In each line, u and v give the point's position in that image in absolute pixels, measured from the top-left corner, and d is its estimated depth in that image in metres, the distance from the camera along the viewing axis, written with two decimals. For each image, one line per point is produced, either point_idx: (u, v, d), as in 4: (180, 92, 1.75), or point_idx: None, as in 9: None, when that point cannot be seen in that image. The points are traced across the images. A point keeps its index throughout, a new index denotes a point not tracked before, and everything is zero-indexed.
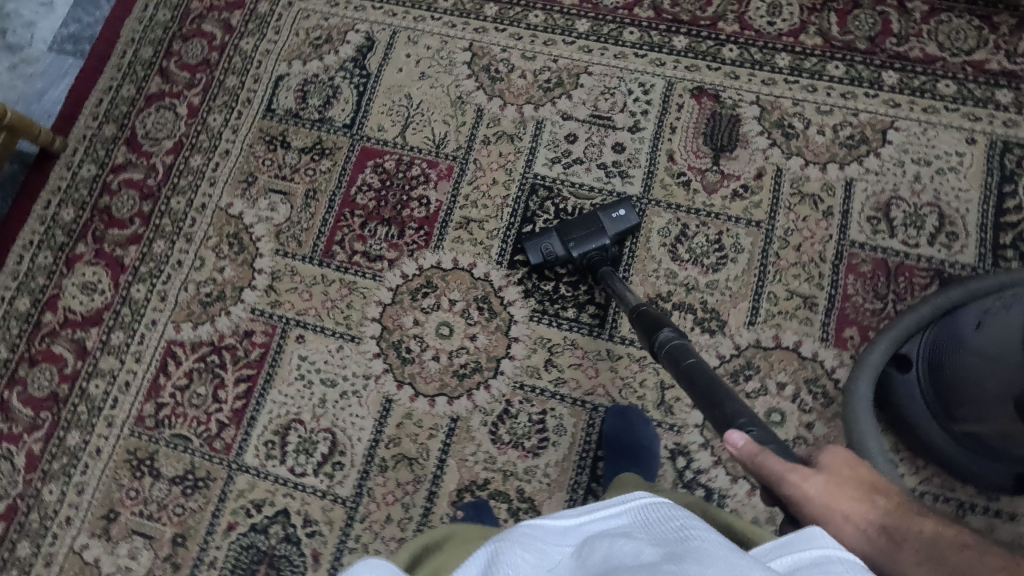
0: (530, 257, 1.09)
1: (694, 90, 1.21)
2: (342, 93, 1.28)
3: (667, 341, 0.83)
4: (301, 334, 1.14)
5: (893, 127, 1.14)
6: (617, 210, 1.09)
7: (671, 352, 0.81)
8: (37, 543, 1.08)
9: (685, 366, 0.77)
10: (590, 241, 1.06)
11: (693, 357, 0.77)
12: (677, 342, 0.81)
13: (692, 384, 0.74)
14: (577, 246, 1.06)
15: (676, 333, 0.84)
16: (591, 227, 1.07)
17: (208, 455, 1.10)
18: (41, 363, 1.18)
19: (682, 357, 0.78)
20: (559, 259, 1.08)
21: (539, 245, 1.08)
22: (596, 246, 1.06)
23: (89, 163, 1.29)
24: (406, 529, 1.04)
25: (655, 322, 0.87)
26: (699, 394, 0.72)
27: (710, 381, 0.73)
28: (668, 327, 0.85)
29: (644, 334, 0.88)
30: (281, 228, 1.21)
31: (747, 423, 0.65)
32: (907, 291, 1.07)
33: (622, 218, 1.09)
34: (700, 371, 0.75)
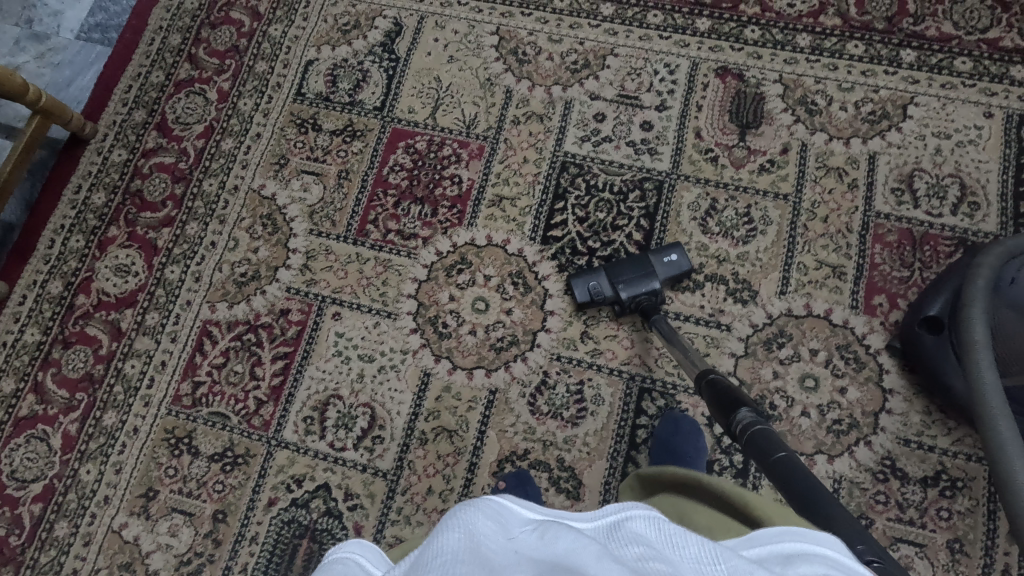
0: (576, 296, 1.08)
1: (719, 69, 1.24)
2: (372, 76, 1.30)
3: (748, 426, 0.72)
4: (338, 311, 1.15)
5: (913, 103, 1.18)
6: (669, 255, 1.08)
7: (754, 442, 0.70)
8: (75, 523, 1.08)
9: (773, 460, 0.66)
10: (639, 285, 1.06)
11: (783, 451, 0.66)
12: (759, 428, 0.71)
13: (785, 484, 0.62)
14: (627, 288, 1.05)
15: (757, 417, 0.74)
16: (640, 270, 1.07)
17: (247, 432, 1.10)
18: (75, 345, 1.18)
19: (769, 449, 0.67)
20: (607, 299, 1.07)
21: (586, 285, 1.08)
22: (644, 291, 1.06)
23: (120, 148, 1.30)
24: (448, 500, 1.05)
25: (732, 401, 0.78)
26: (798, 498, 0.59)
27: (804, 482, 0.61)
28: (747, 408, 0.76)
29: (721, 418, 0.79)
30: (315, 209, 1.22)
31: (865, 549, 0.50)
32: (933, 259, 1.10)
33: (672, 262, 1.08)
34: (793, 470, 0.63)
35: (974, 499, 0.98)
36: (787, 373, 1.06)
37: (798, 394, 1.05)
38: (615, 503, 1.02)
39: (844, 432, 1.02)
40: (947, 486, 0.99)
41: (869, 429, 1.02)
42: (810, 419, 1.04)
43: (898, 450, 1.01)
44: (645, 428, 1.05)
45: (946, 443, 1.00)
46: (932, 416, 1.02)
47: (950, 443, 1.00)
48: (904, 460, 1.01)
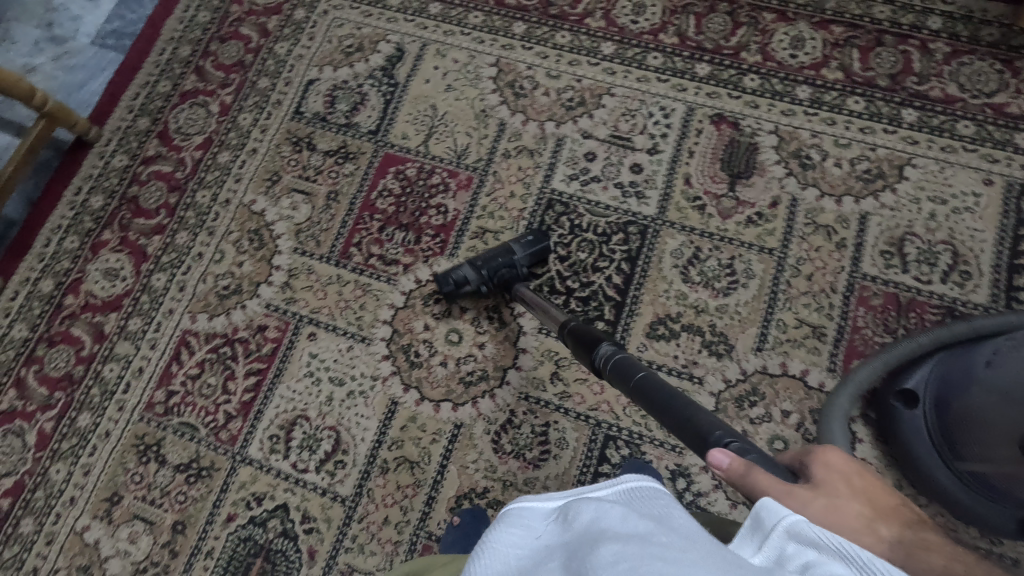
0: (442, 288, 1.08)
1: (714, 116, 1.23)
2: (370, 100, 1.32)
3: (612, 361, 0.83)
4: (314, 332, 1.16)
5: (909, 164, 1.15)
6: (526, 238, 1.13)
7: (620, 373, 0.80)
8: (41, 520, 1.10)
9: (636, 382, 0.76)
10: (498, 259, 1.09)
11: (642, 371, 0.77)
12: (621, 359, 0.82)
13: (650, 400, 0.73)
14: (486, 264, 1.08)
15: (614, 351, 0.86)
16: (498, 249, 1.11)
17: (213, 445, 1.12)
18: (59, 344, 1.21)
19: (632, 373, 0.78)
20: (472, 283, 1.08)
21: (450, 275, 1.09)
22: (504, 263, 1.08)
23: (122, 154, 1.34)
24: (403, 533, 1.04)
25: (594, 340, 0.89)
26: (659, 408, 0.71)
27: (666, 394, 0.71)
28: (607, 343, 0.87)
29: (586, 356, 0.90)
30: (302, 227, 1.24)
31: (722, 433, 0.61)
32: (918, 327, 1.07)
33: (529, 241, 1.12)
34: (652, 385, 0.74)
35: None
36: (757, 432, 1.04)
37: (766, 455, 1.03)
38: None
39: None
40: None
41: None
42: None
43: None
44: (607, 475, 1.04)
45: None
46: (904, 490, 0.99)
47: None
48: None
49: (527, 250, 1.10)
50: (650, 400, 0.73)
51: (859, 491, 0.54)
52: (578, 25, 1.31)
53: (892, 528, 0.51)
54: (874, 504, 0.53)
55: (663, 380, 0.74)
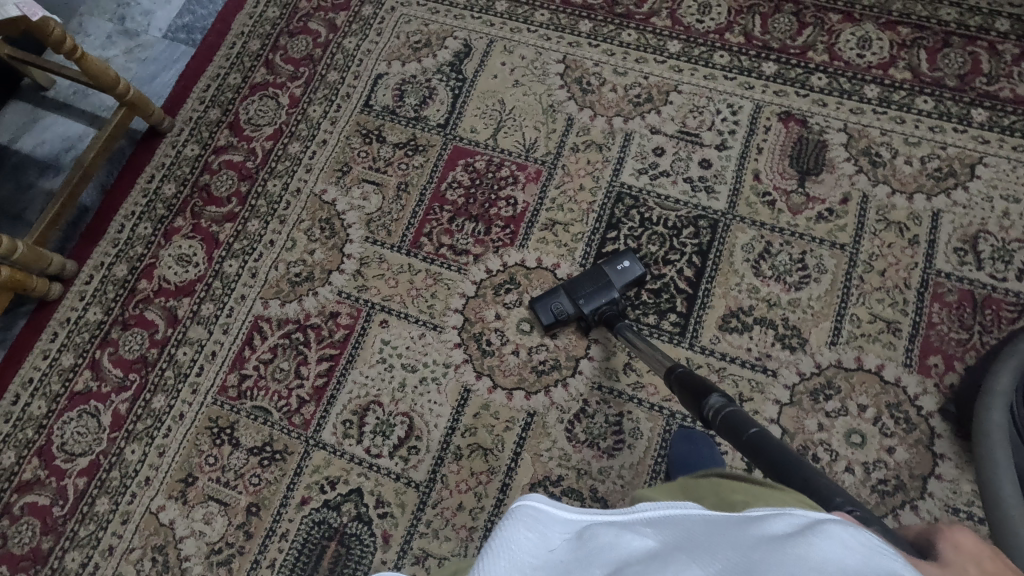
0: (541, 320, 1.10)
1: (782, 114, 1.24)
2: (438, 94, 1.34)
3: (720, 410, 0.75)
4: (385, 319, 1.18)
5: (981, 163, 1.16)
6: (621, 261, 1.11)
7: (727, 423, 0.73)
8: (116, 500, 1.11)
9: (748, 436, 0.68)
10: (599, 296, 1.08)
11: (756, 426, 0.69)
12: (731, 410, 0.74)
13: (766, 459, 0.65)
14: (587, 301, 1.07)
15: (726, 400, 0.77)
16: (598, 282, 1.09)
17: (287, 429, 1.13)
18: (133, 327, 1.23)
19: (742, 426, 0.71)
20: (571, 317, 1.09)
21: (548, 306, 1.10)
22: (606, 301, 1.08)
23: (193, 144, 1.37)
24: (477, 519, 1.05)
25: (703, 390, 0.81)
26: (775, 466, 0.63)
27: (784, 454, 0.63)
28: (717, 393, 0.79)
29: (693, 404, 0.82)
30: (372, 217, 1.26)
31: (843, 501, 0.53)
32: (994, 324, 1.07)
33: (625, 270, 1.10)
34: (767, 443, 0.66)
35: None
36: (832, 426, 1.04)
37: (843, 449, 1.02)
38: None
39: (889, 493, 1.00)
40: None
41: (915, 493, 0.99)
42: (854, 475, 1.01)
43: (944, 519, 0.97)
44: None
45: None
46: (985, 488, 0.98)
47: None
48: None
49: (625, 282, 1.09)
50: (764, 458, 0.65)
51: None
52: (644, 24, 1.33)
53: None
54: None
55: (782, 442, 0.66)
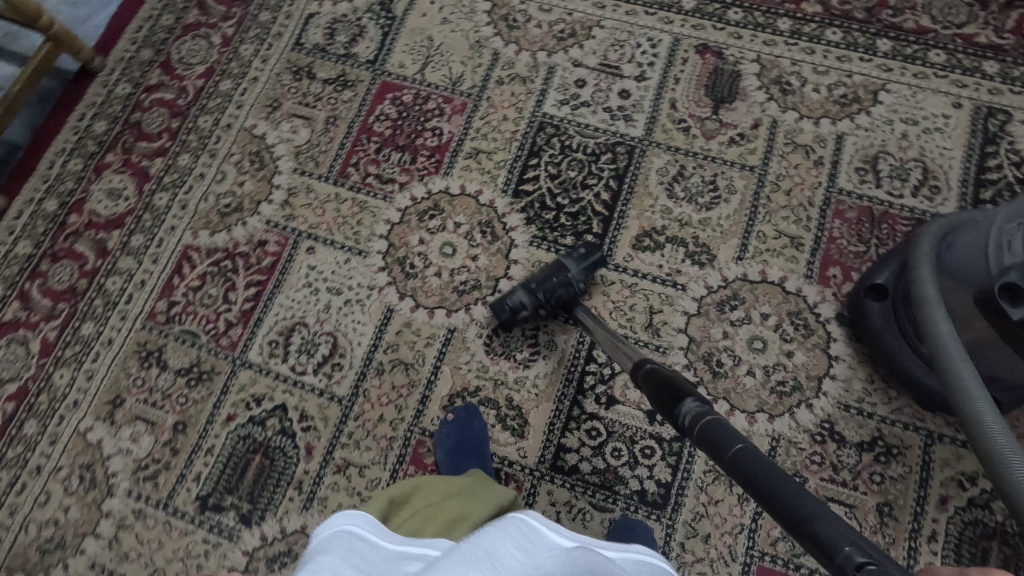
0: (500, 317, 1.06)
1: (699, 46, 1.29)
2: (368, 33, 1.36)
3: (698, 418, 0.68)
4: (312, 246, 1.20)
5: (884, 89, 1.21)
6: (579, 249, 1.09)
7: (706, 434, 0.65)
8: (44, 422, 1.13)
9: (731, 453, 0.60)
10: (551, 277, 1.06)
11: (740, 441, 0.61)
12: (710, 419, 0.66)
13: (752, 481, 0.56)
14: (539, 284, 1.05)
15: (703, 406, 0.70)
16: (551, 269, 1.07)
17: (214, 350, 1.15)
18: (63, 259, 1.24)
19: (725, 441, 0.62)
20: (527, 310, 1.05)
21: (505, 305, 1.05)
22: (563, 288, 1.05)
23: (125, 83, 1.37)
24: (398, 429, 1.08)
25: (676, 393, 0.74)
26: (766, 492, 0.54)
27: (772, 477, 0.55)
28: (692, 397, 0.71)
29: (665, 411, 0.74)
30: (301, 149, 1.28)
31: (852, 549, 0.45)
32: (890, 237, 1.12)
33: (585, 256, 1.08)
34: (754, 462, 0.58)
35: (907, 466, 1.00)
36: (737, 333, 1.09)
37: (746, 354, 1.07)
38: (557, 444, 1.05)
39: (787, 393, 1.05)
40: (882, 452, 1.01)
41: (812, 393, 1.04)
42: (755, 378, 1.06)
43: (837, 415, 1.03)
44: (594, 374, 1.08)
45: (885, 411, 1.02)
46: (875, 386, 1.04)
47: (889, 412, 1.02)
48: (842, 424, 1.03)
49: (580, 264, 1.07)
50: (750, 480, 0.57)
51: None
52: None
53: None
54: None
55: (768, 459, 0.57)
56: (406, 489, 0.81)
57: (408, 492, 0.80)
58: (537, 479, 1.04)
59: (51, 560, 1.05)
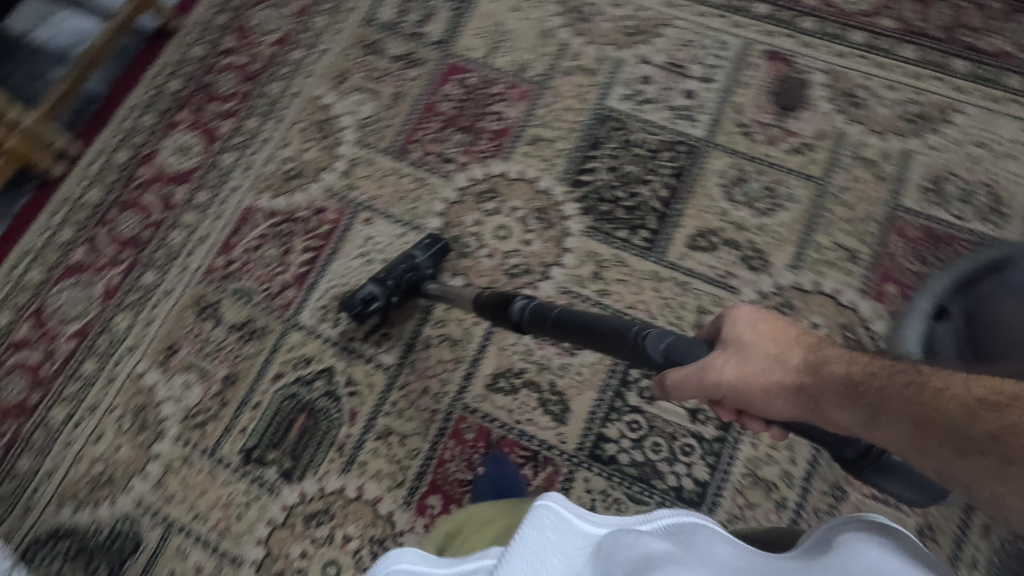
0: (350, 308, 1.09)
1: (769, 53, 1.28)
2: (439, 14, 1.38)
3: (529, 309, 0.92)
4: (370, 217, 1.23)
5: (956, 110, 1.20)
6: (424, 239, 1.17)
7: (536, 317, 0.89)
8: (102, 363, 1.17)
9: (554, 318, 0.87)
10: (398, 265, 1.12)
11: (555, 309, 0.88)
12: (534, 304, 0.91)
13: (573, 326, 0.85)
14: (387, 273, 1.11)
15: (527, 300, 0.93)
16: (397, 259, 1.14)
17: (268, 309, 1.18)
18: (130, 209, 1.28)
19: (545, 314, 0.89)
20: (377, 295, 1.09)
21: (356, 297, 1.10)
22: (406, 268, 1.12)
23: (201, 44, 1.41)
24: (440, 403, 1.10)
25: (507, 301, 0.95)
26: (587, 332, 0.83)
27: (584, 317, 0.84)
28: (518, 296, 0.94)
29: (508, 320, 0.95)
30: (366, 122, 1.30)
31: (637, 329, 0.78)
32: (950, 259, 1.11)
33: (427, 243, 1.16)
34: (569, 315, 0.87)
35: None
36: None
37: None
38: (597, 433, 1.06)
39: None
40: None
41: None
42: None
43: None
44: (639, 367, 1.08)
45: None
46: None
47: None
48: None
49: (425, 250, 1.14)
50: (574, 327, 0.85)
51: (764, 332, 0.69)
52: None
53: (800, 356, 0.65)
54: (788, 346, 0.67)
55: (574, 308, 0.87)
56: (458, 518, 0.75)
57: (461, 522, 0.74)
58: (575, 465, 1.05)
59: (99, 494, 1.09)
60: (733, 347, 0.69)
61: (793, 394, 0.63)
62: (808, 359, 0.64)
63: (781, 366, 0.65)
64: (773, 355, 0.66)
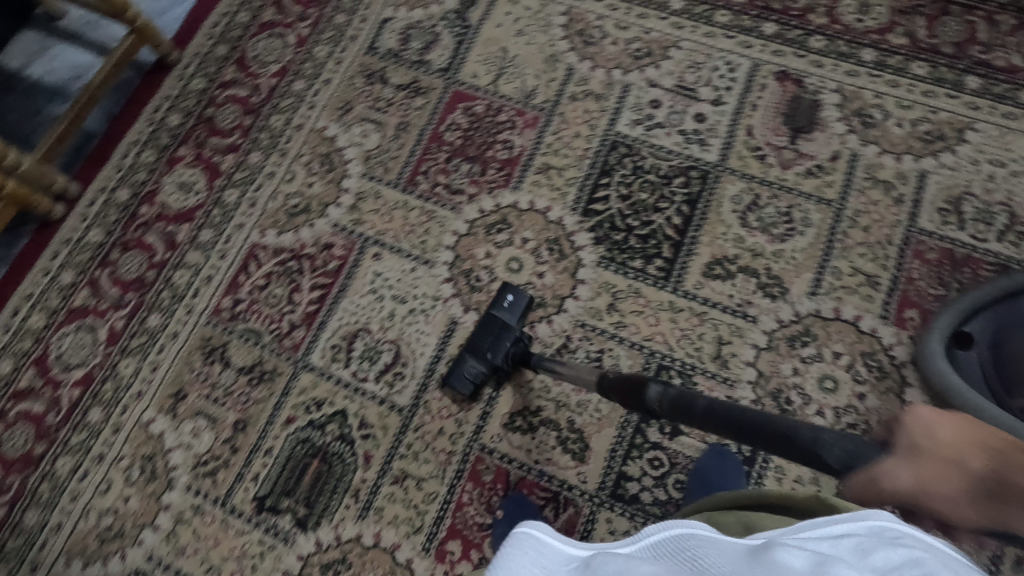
0: (461, 391, 1.05)
1: (779, 73, 1.27)
2: (442, 40, 1.36)
3: (664, 397, 0.77)
4: (378, 252, 1.20)
5: (971, 128, 1.18)
6: (506, 297, 1.05)
7: (680, 407, 0.74)
8: (108, 411, 1.15)
9: (700, 409, 0.71)
10: (501, 342, 1.03)
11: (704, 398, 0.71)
12: (675, 392, 0.76)
13: (725, 421, 0.67)
14: (490, 351, 1.03)
15: (664, 386, 0.78)
16: (490, 331, 1.04)
17: (277, 351, 1.16)
18: (132, 250, 1.26)
19: (690, 402, 0.73)
20: (485, 375, 1.04)
21: (462, 375, 1.05)
22: (510, 344, 1.03)
23: (200, 77, 1.39)
24: (456, 444, 1.08)
25: (638, 384, 0.82)
26: (741, 429, 0.65)
27: (739, 413, 0.66)
28: (650, 381, 0.80)
29: (635, 405, 0.83)
30: (371, 154, 1.28)
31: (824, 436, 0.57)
32: (972, 282, 1.09)
33: (512, 304, 1.04)
34: (716, 409, 0.69)
35: None
36: (807, 370, 1.06)
37: (816, 393, 1.05)
38: (618, 471, 1.04)
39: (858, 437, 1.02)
40: None
41: None
42: (824, 419, 1.04)
43: None
44: None
45: None
46: None
47: None
48: None
49: (516, 315, 1.04)
50: (722, 425, 0.68)
51: (950, 439, 0.49)
52: None
53: (983, 459, 0.48)
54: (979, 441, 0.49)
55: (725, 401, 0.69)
56: None
57: None
58: (596, 506, 1.02)
59: (110, 548, 1.07)
60: (908, 454, 0.50)
61: (977, 502, 0.47)
62: (999, 461, 0.48)
63: (962, 471, 0.48)
64: (950, 457, 0.49)
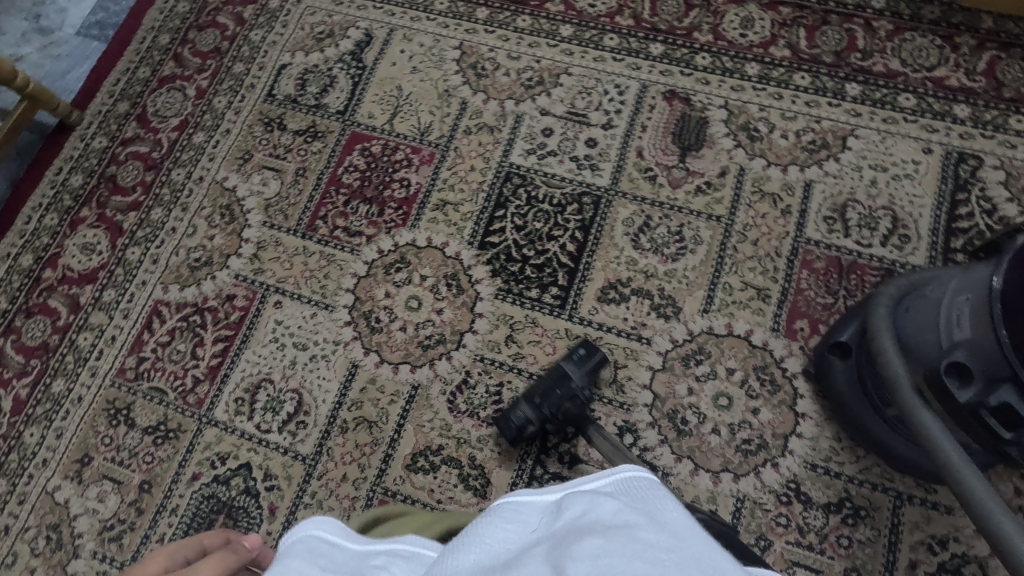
0: (505, 436, 1.02)
1: (666, 92, 1.28)
2: (338, 82, 1.37)
3: None
4: (279, 300, 1.21)
5: (853, 135, 1.20)
6: (576, 351, 1.06)
7: None
8: (14, 481, 1.14)
9: None
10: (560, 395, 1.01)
11: None
12: None
13: None
14: (545, 401, 1.01)
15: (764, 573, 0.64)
16: (555, 382, 1.03)
17: (181, 408, 1.16)
18: (36, 315, 1.25)
19: None
20: (536, 423, 1.01)
21: (510, 419, 1.02)
22: (568, 398, 1.01)
23: (102, 136, 1.39)
24: (360, 489, 1.08)
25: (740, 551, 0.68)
26: None
27: None
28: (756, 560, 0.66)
29: None
30: (270, 202, 1.29)
31: None
32: (858, 288, 1.11)
33: (584, 358, 1.05)
34: None
35: (875, 529, 0.97)
36: (701, 389, 1.07)
37: (711, 411, 1.06)
38: None
39: (753, 452, 1.03)
40: (850, 514, 0.99)
41: (777, 451, 1.03)
42: (719, 436, 1.05)
43: (804, 475, 1.01)
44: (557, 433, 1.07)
45: (853, 470, 1.01)
46: (843, 444, 1.02)
47: (856, 471, 1.00)
48: (809, 484, 1.01)
49: (582, 369, 1.04)
50: None
51: None
52: (538, 10, 1.37)
53: None
54: None
55: None
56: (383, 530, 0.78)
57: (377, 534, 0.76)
58: None
59: None
60: None
61: None
62: None
63: None
64: None
